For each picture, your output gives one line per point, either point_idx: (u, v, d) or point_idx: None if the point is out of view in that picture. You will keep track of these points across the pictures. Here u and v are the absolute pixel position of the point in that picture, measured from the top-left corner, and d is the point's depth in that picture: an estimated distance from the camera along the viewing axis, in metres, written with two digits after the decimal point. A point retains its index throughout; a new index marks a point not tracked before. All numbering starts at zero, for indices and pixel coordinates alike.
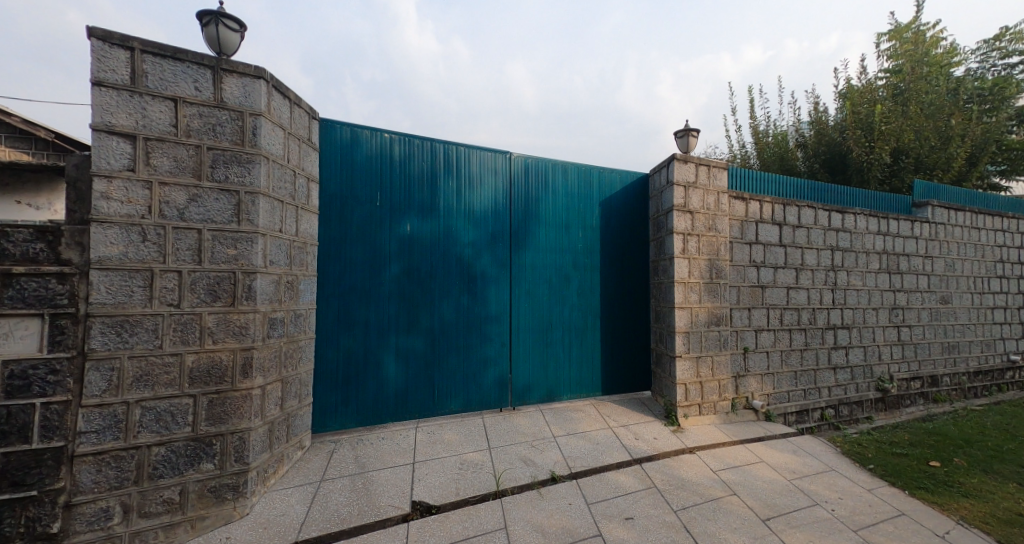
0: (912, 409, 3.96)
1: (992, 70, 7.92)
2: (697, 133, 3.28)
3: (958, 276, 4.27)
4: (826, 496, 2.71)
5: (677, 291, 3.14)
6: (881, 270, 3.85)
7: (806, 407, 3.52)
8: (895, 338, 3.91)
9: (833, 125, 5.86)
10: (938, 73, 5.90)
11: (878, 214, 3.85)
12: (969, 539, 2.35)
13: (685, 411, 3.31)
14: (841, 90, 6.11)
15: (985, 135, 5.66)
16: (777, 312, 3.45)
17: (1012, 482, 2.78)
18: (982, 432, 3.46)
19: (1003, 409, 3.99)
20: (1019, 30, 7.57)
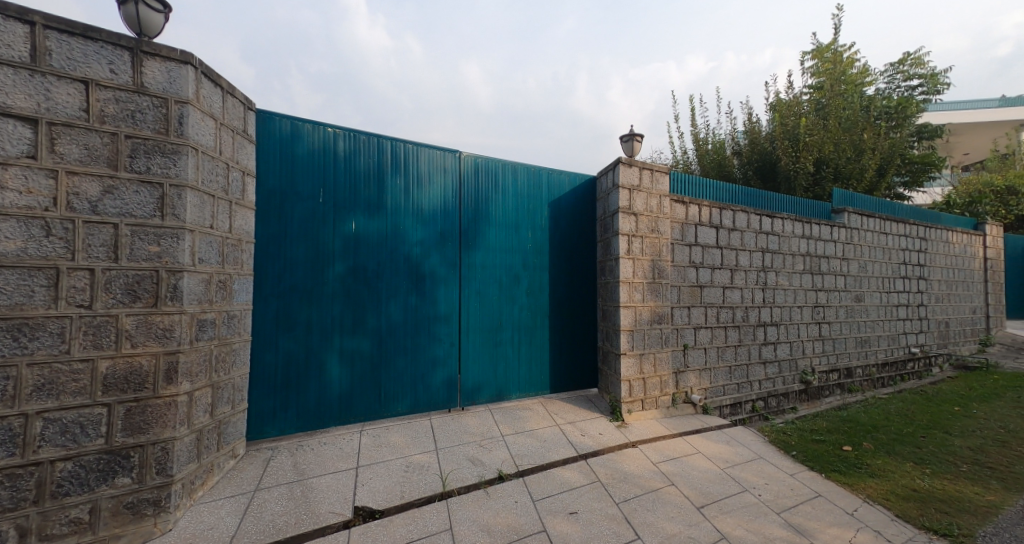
0: (831, 399, 4.31)
1: (897, 91, 8.80)
2: (641, 138, 3.40)
3: (870, 277, 4.70)
4: (754, 482, 2.90)
5: (623, 291, 3.25)
6: (805, 271, 4.16)
7: (739, 399, 3.74)
8: (816, 334, 4.24)
9: (765, 135, 6.29)
10: (853, 91, 6.50)
11: (802, 219, 4.16)
12: (873, 515, 2.62)
13: (629, 407, 3.42)
14: (772, 103, 6.57)
15: (892, 149, 6.27)
16: (714, 310, 3.64)
17: (910, 461, 3.10)
18: (887, 418, 3.83)
19: (905, 396, 4.44)
20: (918, 56, 8.45)
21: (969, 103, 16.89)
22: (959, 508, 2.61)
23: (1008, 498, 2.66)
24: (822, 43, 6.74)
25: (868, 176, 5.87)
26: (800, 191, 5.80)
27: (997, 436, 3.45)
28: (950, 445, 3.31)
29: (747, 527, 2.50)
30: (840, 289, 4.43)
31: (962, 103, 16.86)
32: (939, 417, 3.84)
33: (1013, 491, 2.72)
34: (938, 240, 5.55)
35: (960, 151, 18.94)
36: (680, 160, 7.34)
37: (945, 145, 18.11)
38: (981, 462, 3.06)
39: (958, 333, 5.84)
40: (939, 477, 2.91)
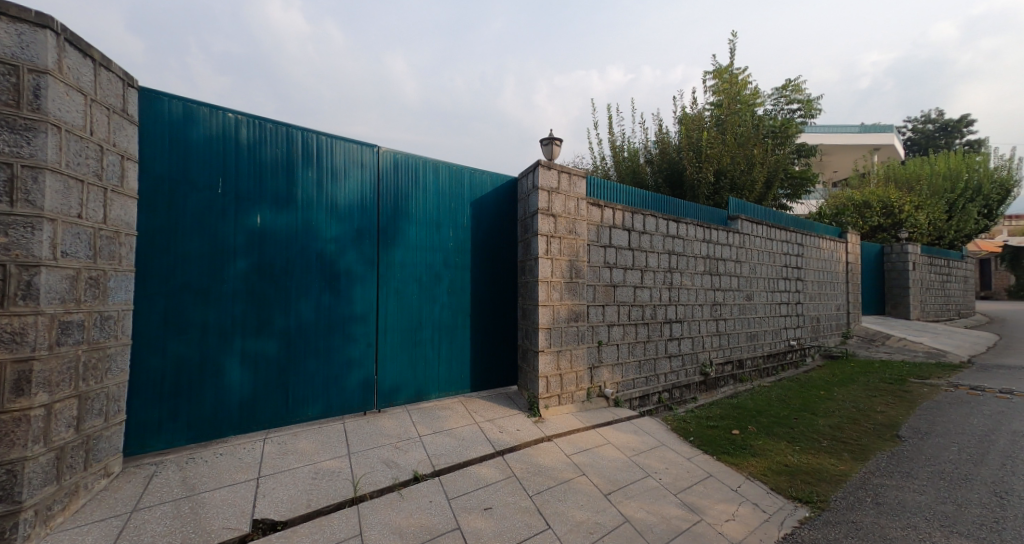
0: (726, 389, 4.77)
1: (782, 112, 9.93)
2: (560, 142, 3.53)
3: (760, 279, 5.28)
4: (656, 467, 3.14)
5: (541, 290, 3.34)
6: (706, 273, 4.56)
7: (647, 392, 4.01)
8: (714, 330, 4.66)
9: (673, 146, 6.90)
10: (747, 111, 7.28)
11: (704, 225, 4.55)
12: (753, 490, 2.96)
13: (546, 403, 3.53)
14: (680, 116, 7.13)
15: (777, 165, 7.04)
16: (626, 308, 3.87)
17: (783, 440, 3.54)
18: (769, 404, 4.31)
19: (785, 384, 5.04)
20: (796, 84, 9.64)
21: (839, 128, 19.78)
22: (818, 478, 3.04)
23: (854, 466, 3.16)
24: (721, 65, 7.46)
25: (757, 188, 6.60)
26: (702, 198, 6.46)
27: (851, 415, 4.05)
28: (815, 425, 3.82)
29: (647, 509, 2.71)
30: (735, 289, 4.93)
31: (835, 127, 19.68)
32: (809, 401, 4.42)
33: (857, 460, 3.23)
34: (813, 247, 6.39)
35: (832, 170, 22.13)
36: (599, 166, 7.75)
37: (822, 163, 21.01)
38: (837, 438, 3.58)
39: (828, 327, 6.78)
40: (806, 453, 3.36)
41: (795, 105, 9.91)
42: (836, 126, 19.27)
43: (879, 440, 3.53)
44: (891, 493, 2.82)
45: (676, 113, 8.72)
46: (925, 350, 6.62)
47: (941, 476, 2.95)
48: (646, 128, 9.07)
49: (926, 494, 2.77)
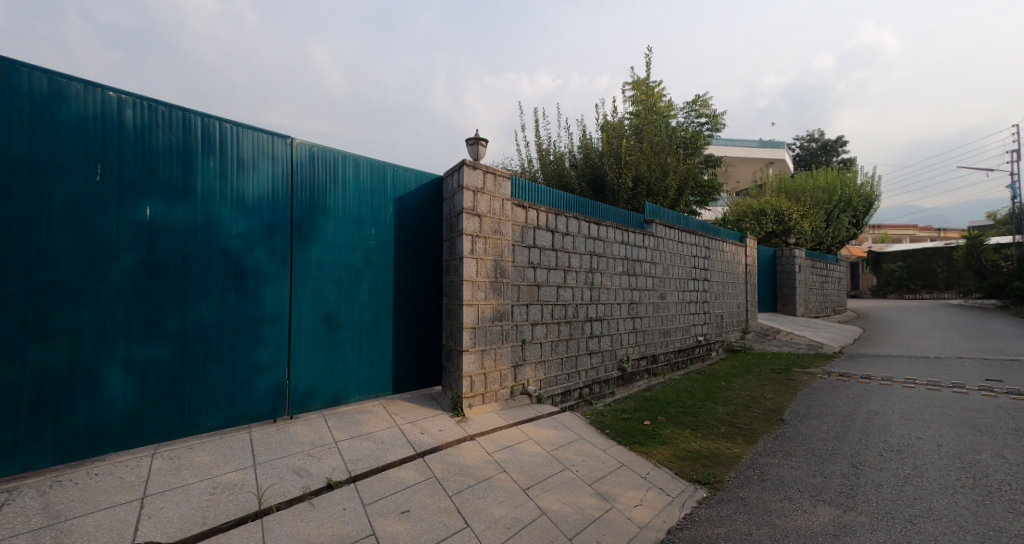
0: (641, 383, 5.08)
1: (692, 124, 10.91)
2: (485, 142, 3.60)
3: (672, 279, 5.69)
4: (573, 460, 3.28)
5: (465, 289, 3.34)
6: (625, 273, 4.84)
7: (569, 388, 4.18)
8: (631, 327, 4.96)
9: (596, 153, 7.34)
10: (661, 121, 7.90)
11: (623, 228, 4.83)
12: (660, 476, 3.18)
13: (469, 402, 3.54)
14: (602, 124, 7.54)
15: (687, 174, 7.65)
16: (549, 307, 4.00)
17: (688, 429, 3.83)
18: (677, 395, 4.66)
19: (692, 376, 5.50)
20: (704, 100, 10.61)
21: (742, 142, 21.94)
22: (716, 461, 3.34)
23: (745, 448, 3.51)
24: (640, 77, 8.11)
25: (671, 194, 7.24)
26: (621, 202, 6.94)
27: (746, 402, 4.50)
28: (716, 413, 4.19)
29: (564, 500, 2.81)
30: (650, 289, 5.27)
31: (740, 141, 21.72)
32: (712, 391, 4.84)
33: (747, 442, 3.60)
34: (719, 250, 7.02)
35: (736, 181, 24.48)
36: (527, 169, 8.10)
37: (727, 174, 23.09)
38: (732, 424, 3.96)
39: (731, 323, 7.49)
40: (706, 438, 3.67)
41: (704, 118, 10.98)
42: (739, 142, 21.46)
43: (766, 424, 3.95)
44: (774, 470, 3.18)
45: (597, 119, 9.57)
46: (806, 342, 7.56)
47: (813, 452, 3.37)
48: (571, 134, 9.53)
49: (801, 469, 3.16)
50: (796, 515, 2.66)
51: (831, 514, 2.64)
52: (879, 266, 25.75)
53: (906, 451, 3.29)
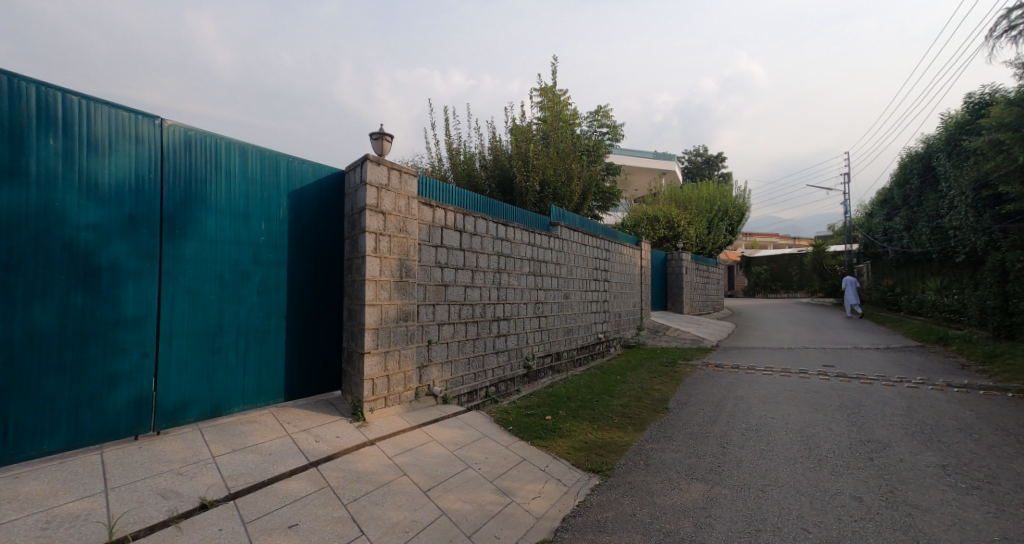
0: (545, 379, 5.36)
1: (595, 133, 11.90)
2: (390, 139, 3.57)
3: (576, 280, 6.10)
4: (476, 458, 3.32)
5: (369, 288, 3.23)
6: (531, 274, 5.10)
7: (475, 387, 4.26)
8: (537, 326, 5.24)
9: (505, 156, 7.75)
10: (568, 129, 8.51)
11: (530, 230, 5.08)
12: (557, 467, 3.34)
13: (371, 406, 3.42)
14: (512, 128, 7.97)
15: (590, 180, 8.42)
16: (456, 307, 4.06)
17: (585, 421, 4.09)
18: (576, 389, 4.99)
19: (592, 371, 5.93)
20: (605, 112, 11.63)
21: (637, 153, 23.82)
22: (608, 449, 3.59)
23: (635, 436, 3.83)
24: (548, 85, 8.68)
25: (575, 199, 7.75)
26: (529, 204, 7.36)
27: (637, 394, 4.91)
28: (612, 405, 4.51)
29: (464, 499, 2.83)
30: (555, 289, 5.62)
31: (639, 152, 23.68)
32: (609, 384, 5.23)
33: (636, 431, 3.92)
34: (618, 253, 7.62)
35: (635, 190, 26.57)
36: (437, 167, 8.13)
37: (627, 181, 24.96)
38: (625, 414, 4.30)
39: (628, 321, 8.15)
40: (600, 429, 3.95)
41: (606, 129, 12.00)
42: (636, 154, 23.55)
43: (654, 413, 4.34)
44: (658, 454, 3.49)
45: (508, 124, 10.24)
46: (689, 336, 8.53)
47: (690, 435, 3.77)
48: (482, 135, 9.71)
49: (680, 451, 3.51)
50: (674, 494, 2.95)
51: (701, 489, 2.98)
52: (749, 268, 29.61)
53: (762, 429, 3.81)
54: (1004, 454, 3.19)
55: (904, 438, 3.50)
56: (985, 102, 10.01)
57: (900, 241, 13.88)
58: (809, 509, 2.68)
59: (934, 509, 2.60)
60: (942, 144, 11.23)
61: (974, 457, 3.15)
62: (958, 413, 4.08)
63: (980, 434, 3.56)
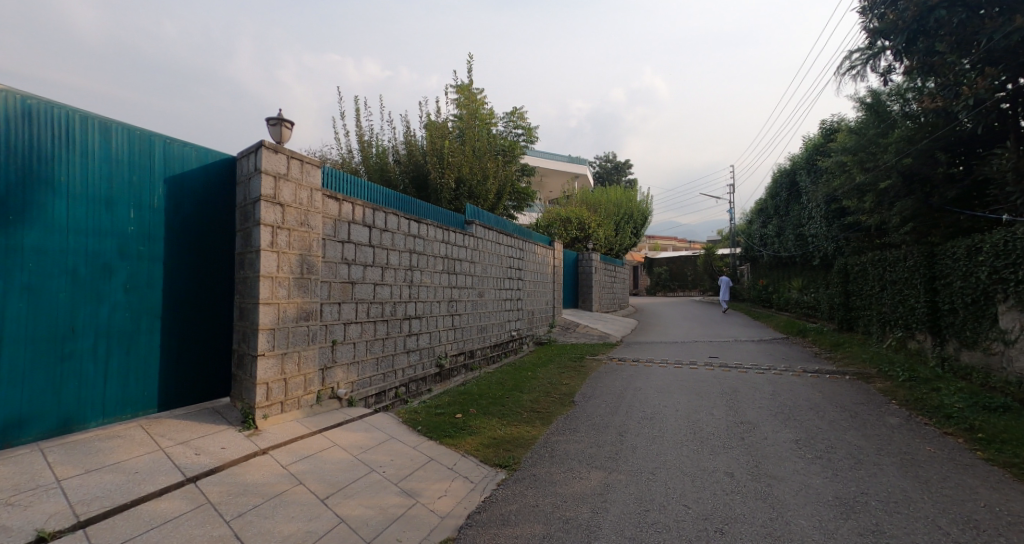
0: (458, 377, 5.49)
1: (511, 134, 12.15)
2: (290, 126, 3.39)
3: (490, 278, 6.42)
4: (381, 461, 3.22)
5: (264, 286, 2.98)
6: (445, 271, 5.19)
7: (384, 387, 4.17)
8: (450, 325, 5.34)
9: (419, 151, 8.01)
10: (484, 128, 9.10)
11: (444, 227, 5.18)
12: (465, 465, 3.35)
13: (264, 412, 3.15)
14: (427, 123, 8.26)
15: (505, 179, 8.91)
16: (364, 305, 3.95)
17: (495, 417, 4.16)
18: (488, 386, 5.11)
19: (503, 367, 6.21)
20: (519, 113, 11.96)
21: (552, 155, 24.73)
22: (516, 444, 3.68)
23: (542, 429, 3.98)
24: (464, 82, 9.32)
25: (490, 197, 8.18)
26: (444, 201, 7.73)
27: (547, 389, 5.13)
28: (522, 400, 4.67)
29: (366, 504, 2.68)
30: (468, 287, 5.81)
31: (554, 155, 24.65)
32: (520, 380, 5.42)
33: (543, 424, 4.09)
34: (531, 252, 8.10)
35: (548, 191, 27.34)
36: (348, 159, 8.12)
37: (542, 183, 25.86)
38: (534, 409, 4.46)
39: (540, 319, 8.56)
40: (509, 424, 4.05)
41: (520, 130, 12.28)
42: (550, 155, 24.44)
43: (560, 406, 4.55)
44: (561, 445, 3.65)
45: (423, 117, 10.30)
46: (596, 332, 9.08)
47: (593, 426, 4.01)
48: (396, 128, 9.65)
49: (582, 442, 3.70)
50: (574, 482, 3.09)
51: (600, 476, 3.16)
52: (651, 268, 32.15)
53: (655, 417, 4.16)
54: (840, 427, 3.80)
55: (769, 419, 4.01)
56: (831, 129, 11.81)
57: (772, 247, 15.90)
58: (690, 487, 2.96)
59: (787, 478, 3.00)
60: (802, 163, 13.06)
61: (819, 431, 3.72)
62: (807, 393, 4.81)
63: (824, 411, 4.22)
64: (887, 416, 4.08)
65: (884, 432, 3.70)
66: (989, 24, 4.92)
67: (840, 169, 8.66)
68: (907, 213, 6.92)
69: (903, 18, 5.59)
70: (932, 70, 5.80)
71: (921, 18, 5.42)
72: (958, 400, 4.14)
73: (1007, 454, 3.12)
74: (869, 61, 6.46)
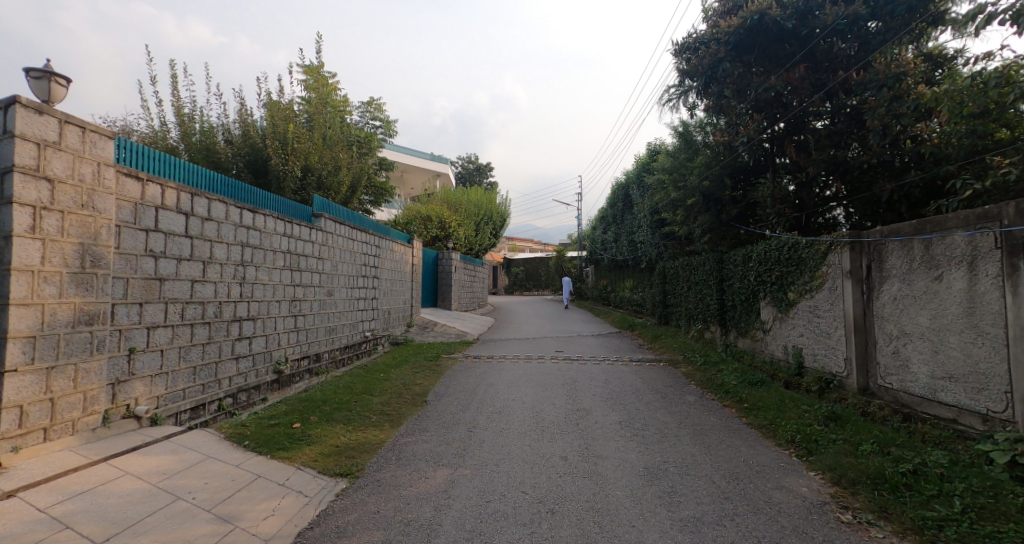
0: (299, 384, 5.29)
1: (367, 124, 11.62)
2: (66, 83, 2.75)
3: (341, 276, 6.49)
4: (191, 486, 2.67)
5: (20, 281, 2.26)
6: (284, 267, 4.99)
7: (202, 401, 3.66)
8: (291, 326, 5.16)
9: (256, 132, 7.60)
10: (335, 115, 9.07)
11: (284, 219, 4.97)
12: (299, 479, 3.04)
13: (15, 444, 2.27)
14: (267, 101, 7.75)
15: (360, 172, 9.20)
16: (178, 306, 3.43)
17: (339, 424, 4.00)
18: (335, 391, 4.92)
19: (353, 370, 6.27)
20: (377, 104, 11.58)
21: (412, 151, 24.31)
22: (360, 450, 3.55)
23: (390, 432, 3.95)
24: (313, 63, 8.95)
25: (342, 189, 8.48)
26: (288, 190, 7.54)
27: (399, 390, 5.21)
28: (370, 404, 4.63)
29: (167, 538, 2.09)
30: (313, 286, 5.69)
31: (414, 151, 24.34)
32: (371, 383, 5.40)
33: (392, 427, 4.08)
34: (388, 249, 8.58)
35: (409, 188, 26.87)
36: (158, 132, 6.96)
37: (402, 178, 25.27)
38: (383, 411, 4.45)
39: (396, 319, 9.05)
40: (356, 430, 3.94)
41: (378, 122, 11.88)
42: (410, 151, 24.02)
43: (413, 407, 4.64)
44: (409, 447, 3.64)
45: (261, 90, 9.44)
46: (454, 331, 9.74)
47: (441, 425, 4.13)
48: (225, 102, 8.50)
49: (431, 441, 3.76)
50: (419, 483, 3.05)
51: (446, 473, 3.18)
52: (510, 268, 34.42)
53: (502, 410, 4.45)
54: (654, 407, 4.49)
55: (600, 404, 4.55)
56: (655, 150, 13.87)
57: (609, 250, 18.32)
58: (529, 473, 3.15)
59: (610, 455, 3.40)
60: (633, 179, 15.03)
61: (638, 412, 4.33)
62: (632, 380, 5.59)
63: (642, 394, 4.93)
64: (687, 395, 4.96)
65: (684, 408, 4.47)
66: (756, 79, 6.37)
67: (659, 186, 10.29)
68: (706, 227, 8.34)
69: (701, 65, 6.82)
70: (721, 111, 7.19)
71: (713, 67, 6.65)
72: (734, 378, 5.21)
73: (760, 418, 4.02)
74: (680, 96, 7.70)
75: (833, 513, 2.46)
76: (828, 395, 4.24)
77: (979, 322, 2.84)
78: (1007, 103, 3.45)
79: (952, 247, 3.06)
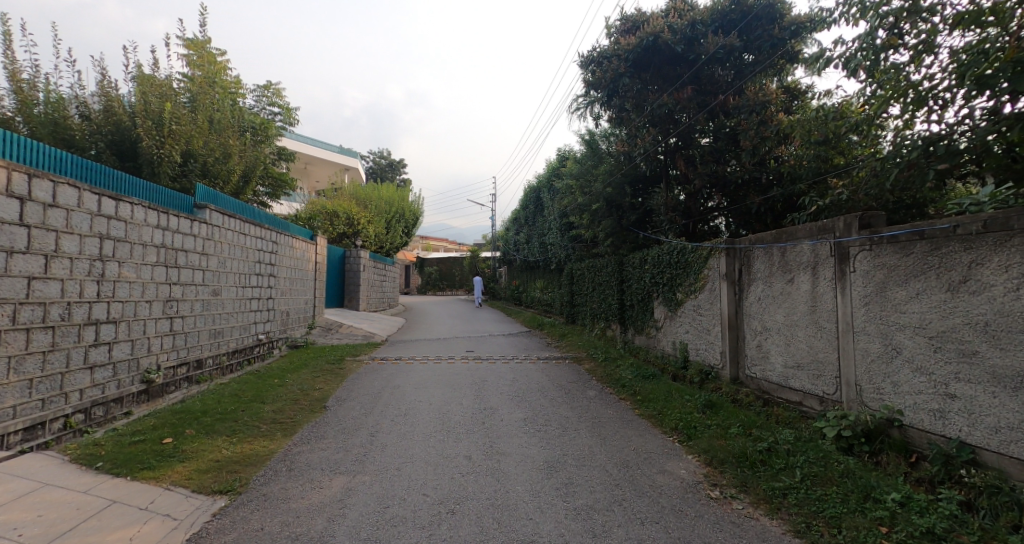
0: (175, 394, 4.74)
1: (264, 110, 10.77)
2: None
3: (229, 273, 5.98)
4: (18, 521, 2.20)
5: None
6: (158, 263, 4.47)
7: (43, 418, 3.09)
8: (166, 329, 4.64)
9: (123, 106, 6.72)
10: (223, 96, 8.34)
11: (157, 209, 4.45)
12: (168, 500, 2.68)
13: None
14: (136, 74, 6.86)
15: (254, 161, 8.54)
16: (10, 307, 2.85)
17: (221, 436, 3.65)
18: (219, 401, 4.47)
19: (242, 377, 5.78)
20: (276, 89, 10.78)
21: (316, 141, 22.78)
22: (246, 464, 3.27)
23: (281, 443, 3.70)
24: (196, 37, 8.09)
25: (233, 178, 7.83)
26: (164, 176, 6.68)
27: (294, 396, 4.89)
28: (260, 412, 4.29)
29: None
30: (195, 284, 5.17)
31: (319, 142, 22.84)
32: (263, 389, 5.01)
33: (285, 436, 3.83)
34: (289, 246, 8.06)
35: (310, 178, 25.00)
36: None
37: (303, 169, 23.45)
38: (275, 420, 4.16)
39: (296, 321, 8.47)
40: (241, 442, 3.63)
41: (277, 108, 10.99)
42: (314, 142, 22.48)
43: (309, 414, 4.40)
44: (302, 457, 3.43)
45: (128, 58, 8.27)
46: (361, 332, 9.41)
47: (341, 431, 3.95)
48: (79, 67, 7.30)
49: (326, 449, 3.57)
50: (311, 494, 2.87)
51: (342, 482, 3.03)
52: (425, 268, 33.67)
53: (408, 414, 4.36)
54: (557, 403, 4.69)
55: (507, 403, 4.65)
56: (565, 157, 14.53)
57: (522, 252, 18.78)
58: (431, 475, 3.11)
59: (512, 452, 3.48)
60: (543, 184, 15.62)
61: (543, 408, 4.50)
62: (538, 377, 5.79)
63: (548, 391, 5.13)
64: (588, 390, 5.23)
65: (584, 403, 4.73)
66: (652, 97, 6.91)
67: (567, 192, 10.80)
68: (609, 232, 8.87)
69: (605, 78, 7.26)
70: (622, 123, 7.64)
71: (615, 81, 7.13)
72: (630, 373, 5.61)
73: (650, 409, 4.38)
74: (587, 106, 8.13)
75: (704, 491, 2.73)
76: (707, 385, 4.76)
77: (820, 319, 3.35)
78: (841, 135, 4.09)
79: (800, 254, 3.59)
